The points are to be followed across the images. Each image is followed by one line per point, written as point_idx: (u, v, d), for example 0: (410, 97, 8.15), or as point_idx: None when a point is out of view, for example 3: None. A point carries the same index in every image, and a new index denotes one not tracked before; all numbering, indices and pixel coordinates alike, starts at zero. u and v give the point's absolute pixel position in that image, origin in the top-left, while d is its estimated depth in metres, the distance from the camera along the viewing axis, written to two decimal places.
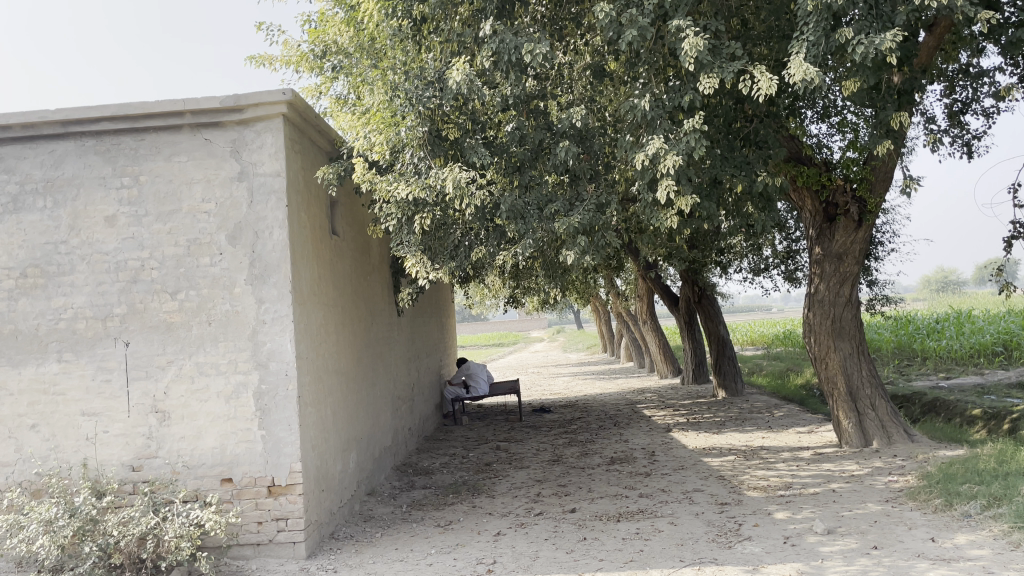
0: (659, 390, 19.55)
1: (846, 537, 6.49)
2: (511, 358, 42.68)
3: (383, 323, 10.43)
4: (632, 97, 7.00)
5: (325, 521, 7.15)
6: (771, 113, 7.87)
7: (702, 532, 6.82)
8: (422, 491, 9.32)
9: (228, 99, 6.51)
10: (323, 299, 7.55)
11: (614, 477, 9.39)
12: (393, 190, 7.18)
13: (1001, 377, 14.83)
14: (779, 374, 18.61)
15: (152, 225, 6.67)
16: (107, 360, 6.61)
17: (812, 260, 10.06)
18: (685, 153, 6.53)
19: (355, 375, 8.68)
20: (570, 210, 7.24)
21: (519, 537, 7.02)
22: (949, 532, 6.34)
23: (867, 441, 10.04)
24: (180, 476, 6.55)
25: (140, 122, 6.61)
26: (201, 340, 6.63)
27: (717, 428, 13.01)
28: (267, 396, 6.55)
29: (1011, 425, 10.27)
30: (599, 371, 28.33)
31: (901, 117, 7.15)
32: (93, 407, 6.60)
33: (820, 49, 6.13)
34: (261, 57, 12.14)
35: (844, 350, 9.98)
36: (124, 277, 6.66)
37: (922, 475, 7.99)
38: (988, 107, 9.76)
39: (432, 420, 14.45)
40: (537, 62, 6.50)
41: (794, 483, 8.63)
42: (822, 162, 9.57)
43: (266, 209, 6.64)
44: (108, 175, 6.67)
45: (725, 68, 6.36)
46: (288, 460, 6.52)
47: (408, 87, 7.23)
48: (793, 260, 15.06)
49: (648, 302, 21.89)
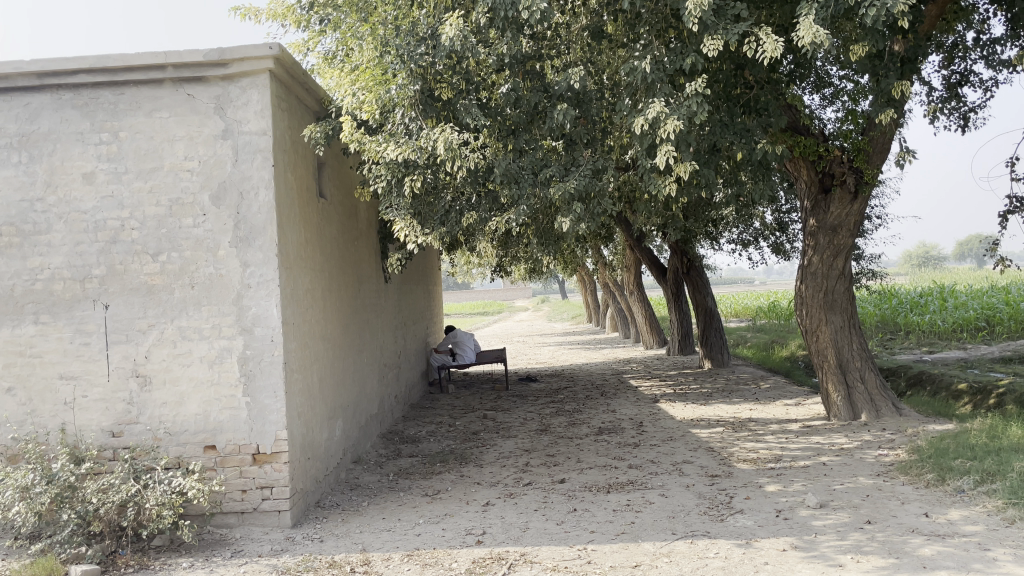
0: (645, 361, 19.50)
1: (839, 511, 6.43)
2: (496, 326, 42.56)
3: (370, 290, 10.24)
4: (632, 59, 6.79)
5: (310, 490, 7.01)
6: (772, 79, 7.69)
7: (694, 505, 6.74)
8: (409, 459, 9.20)
9: (212, 53, 6.25)
10: (310, 264, 7.35)
11: (603, 448, 9.31)
12: (383, 151, 6.95)
13: (985, 351, 14.88)
14: (764, 346, 18.61)
15: (132, 183, 6.42)
16: (86, 323, 6.40)
17: (806, 232, 9.93)
18: (685, 117, 6.36)
19: (342, 342, 8.50)
20: (565, 175, 7.06)
21: (508, 508, 6.92)
22: (942, 508, 6.30)
23: (855, 414, 10.01)
24: (162, 443, 6.38)
25: (119, 75, 6.33)
26: (183, 303, 6.42)
27: (705, 399, 12.98)
28: (252, 361, 6.37)
29: (998, 399, 10.28)
30: (584, 341, 28.26)
31: (902, 87, 6.99)
32: (71, 371, 6.40)
33: (829, 12, 5.97)
34: (245, 9, 11.75)
35: (835, 323, 9.91)
36: (103, 237, 6.42)
37: (912, 449, 7.95)
38: (986, 80, 9.61)
39: (418, 388, 14.32)
40: (535, 18, 6.25)
41: (784, 455, 8.58)
42: (819, 132, 9.37)
43: (251, 168, 6.41)
44: (86, 131, 6.41)
45: (730, 30, 6.17)
46: (273, 427, 6.36)
47: (399, 43, 6.96)
48: (783, 232, 14.96)
49: (635, 273, 21.73)
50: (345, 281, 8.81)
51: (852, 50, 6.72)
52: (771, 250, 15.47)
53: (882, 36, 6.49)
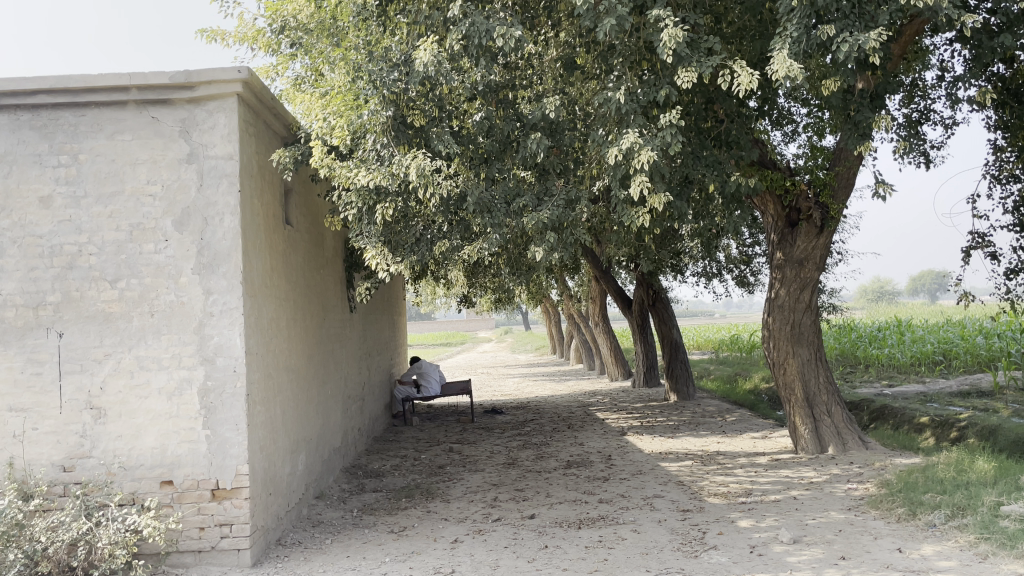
0: (610, 393, 19.42)
1: (812, 547, 6.35)
2: (459, 358, 42.26)
3: (335, 319, 10.04)
4: (606, 89, 6.78)
5: (271, 527, 6.75)
6: (742, 113, 7.73)
7: (667, 541, 6.62)
8: (373, 494, 8.96)
9: (178, 75, 6.08)
10: (275, 293, 7.14)
11: (573, 482, 9.16)
12: (354, 177, 6.83)
13: (943, 385, 15.04)
14: (728, 378, 18.66)
15: (91, 208, 6.20)
16: (38, 351, 6.13)
17: (773, 265, 9.97)
18: (659, 148, 6.36)
19: (306, 374, 8.27)
20: (538, 205, 7.02)
21: (477, 545, 6.72)
22: (915, 543, 6.26)
23: (822, 447, 10.00)
24: (116, 478, 6.10)
25: (81, 96, 6.14)
26: (142, 332, 6.18)
27: (672, 432, 12.90)
28: (213, 393, 6.14)
29: (959, 433, 10.34)
30: (549, 373, 28.15)
31: (872, 123, 7.06)
32: (21, 402, 6.10)
33: (802, 46, 6.05)
34: (213, 31, 11.60)
35: (802, 356, 9.93)
36: (59, 262, 6.17)
37: (882, 483, 7.93)
38: (945, 118, 9.80)
39: (382, 420, 14.04)
40: (510, 47, 6.21)
41: (754, 490, 8.51)
42: (786, 167, 9.41)
43: (217, 194, 6.23)
44: (44, 153, 6.18)
45: (703, 63, 6.19)
46: (234, 461, 6.12)
47: (371, 68, 6.88)
48: (747, 265, 15.07)
49: (601, 305, 21.65)
50: (311, 310, 8.63)
51: (822, 84, 6.78)
52: (735, 283, 15.56)
53: (851, 72, 6.59)
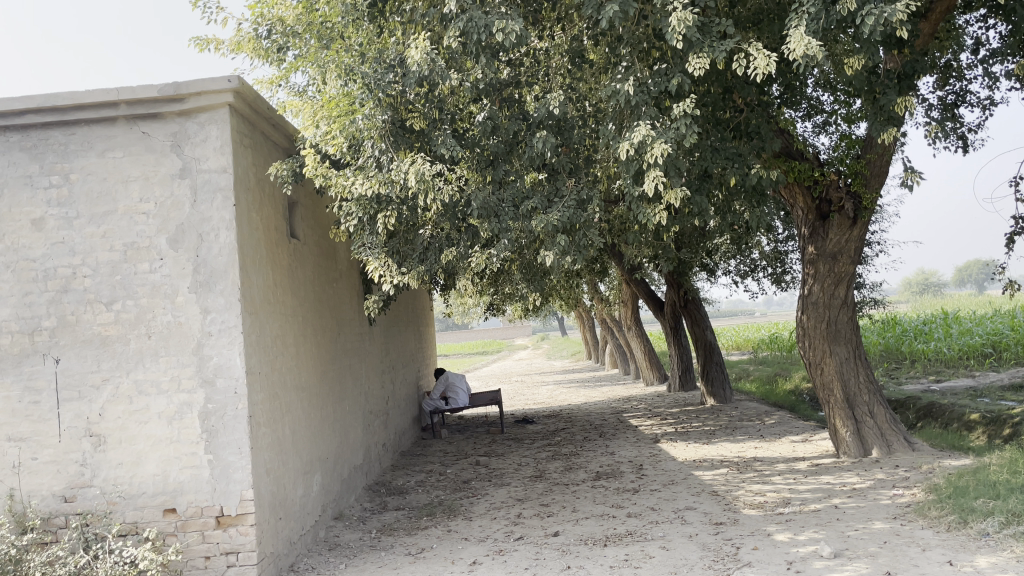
0: (645, 398, 18.95)
1: (855, 561, 5.90)
2: (495, 367, 42.06)
3: (352, 334, 9.80)
4: (614, 82, 6.43)
5: (283, 553, 6.50)
6: (763, 102, 7.32)
7: (698, 558, 6.22)
8: (395, 513, 8.68)
9: (167, 88, 5.88)
10: (279, 309, 6.91)
11: (601, 495, 8.78)
12: (351, 185, 6.58)
13: (994, 379, 14.32)
14: (768, 379, 18.06)
15: (83, 228, 6.00)
16: (35, 378, 5.94)
17: (805, 260, 9.49)
18: (674, 140, 6.00)
19: (319, 392, 8.03)
20: (548, 207, 6.70)
21: (496, 567, 6.40)
22: (967, 555, 5.77)
23: (865, 450, 9.45)
24: (118, 508, 5.88)
25: (70, 114, 5.95)
26: (140, 355, 5.97)
27: (708, 438, 12.42)
28: (214, 416, 5.90)
29: (1012, 430, 9.73)
30: (584, 380, 27.71)
31: (905, 102, 6.56)
32: (19, 431, 5.93)
33: (821, 23, 5.67)
34: (206, 40, 11.42)
35: (840, 355, 9.43)
36: (54, 286, 5.99)
37: (930, 489, 7.41)
38: (983, 99, 9.23)
39: (410, 434, 13.81)
40: (510, 41, 5.89)
41: (793, 499, 8.04)
42: (814, 157, 9.00)
43: (211, 209, 6.00)
44: (34, 174, 6.01)
45: (716, 47, 5.82)
46: (238, 487, 5.85)
47: (366, 71, 6.65)
48: (782, 261, 14.54)
49: (633, 308, 21.17)
50: (323, 325, 8.40)
51: (846, 65, 6.36)
52: (771, 281, 15.06)
53: (878, 49, 6.17)
